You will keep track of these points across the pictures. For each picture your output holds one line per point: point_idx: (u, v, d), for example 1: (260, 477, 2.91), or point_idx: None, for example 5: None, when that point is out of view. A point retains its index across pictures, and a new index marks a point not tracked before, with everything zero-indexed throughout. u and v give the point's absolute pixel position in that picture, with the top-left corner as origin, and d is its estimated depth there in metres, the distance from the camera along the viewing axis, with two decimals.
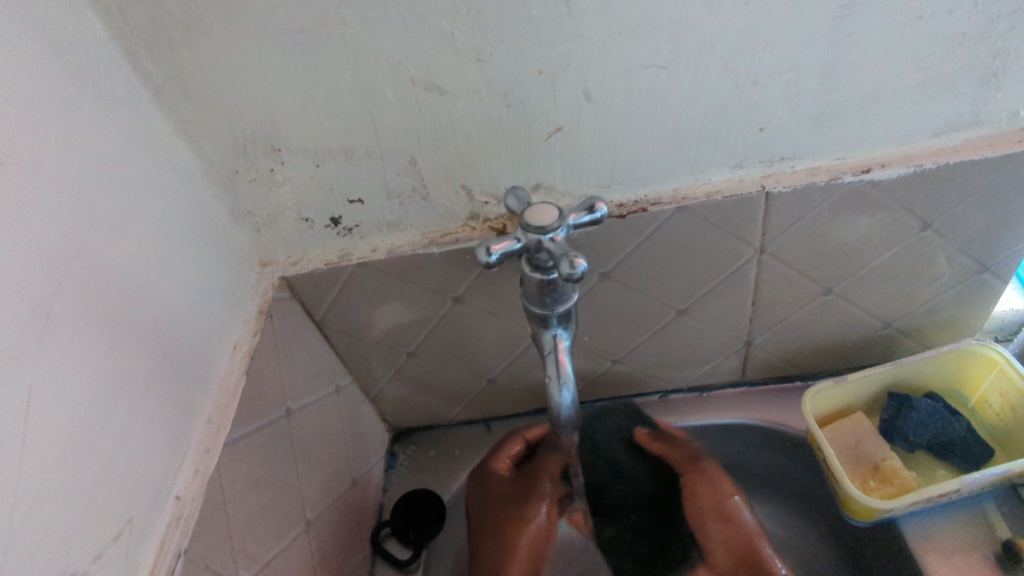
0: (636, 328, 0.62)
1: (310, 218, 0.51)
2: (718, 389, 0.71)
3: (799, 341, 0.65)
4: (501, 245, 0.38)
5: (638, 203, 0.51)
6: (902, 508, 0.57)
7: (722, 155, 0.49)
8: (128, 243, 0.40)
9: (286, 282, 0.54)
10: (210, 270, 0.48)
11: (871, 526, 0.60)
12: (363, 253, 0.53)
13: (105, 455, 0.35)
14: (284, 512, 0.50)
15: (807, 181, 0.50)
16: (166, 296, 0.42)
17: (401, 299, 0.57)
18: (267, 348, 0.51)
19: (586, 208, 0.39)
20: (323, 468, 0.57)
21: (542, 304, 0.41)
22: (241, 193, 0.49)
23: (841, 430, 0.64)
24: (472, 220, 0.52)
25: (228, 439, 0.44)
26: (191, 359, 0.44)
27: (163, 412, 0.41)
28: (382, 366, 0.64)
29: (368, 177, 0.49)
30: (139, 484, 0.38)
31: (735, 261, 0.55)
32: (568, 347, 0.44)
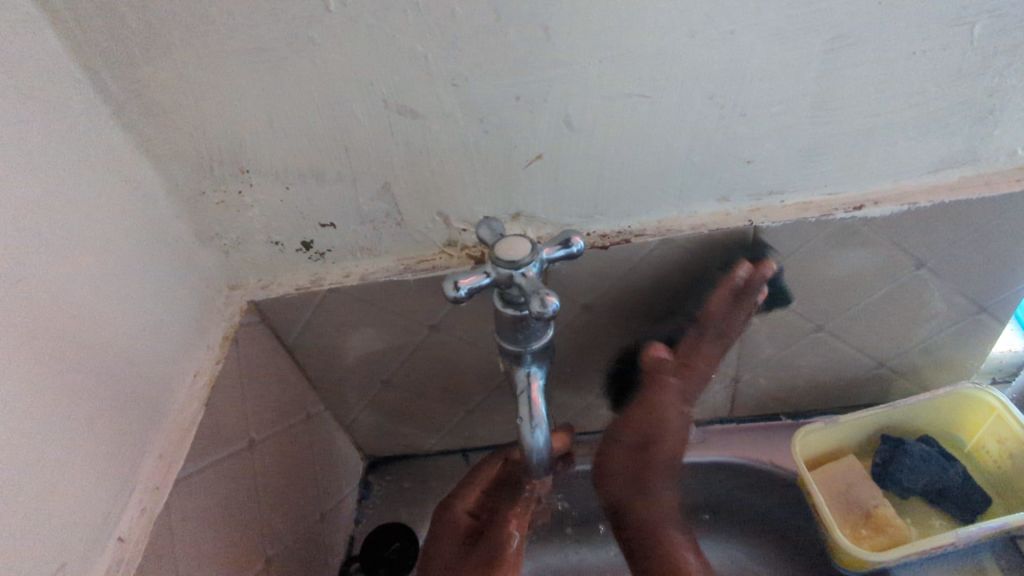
0: (620, 361, 0.60)
1: (280, 241, 0.49)
2: (704, 425, 0.68)
3: (788, 379, 0.62)
4: (470, 279, 0.35)
5: (622, 234, 0.49)
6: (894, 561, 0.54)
7: (708, 187, 0.47)
8: (79, 266, 0.37)
9: (254, 307, 0.52)
10: (172, 294, 0.45)
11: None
12: (335, 279, 0.51)
13: (42, 497, 0.33)
14: (241, 551, 0.47)
15: (797, 216, 0.48)
16: (119, 322, 0.40)
17: (375, 326, 0.55)
18: (231, 375, 0.49)
19: (561, 241, 0.36)
20: (287, 501, 0.54)
21: (515, 342, 0.39)
22: (207, 214, 0.47)
23: (831, 473, 0.62)
24: (449, 248, 0.50)
25: (181, 474, 0.42)
26: (145, 388, 0.42)
27: (108, 446, 0.38)
28: (356, 394, 0.62)
29: (340, 201, 0.47)
30: (78, 525, 0.35)
31: (721, 296, 0.53)
32: (543, 386, 0.41)
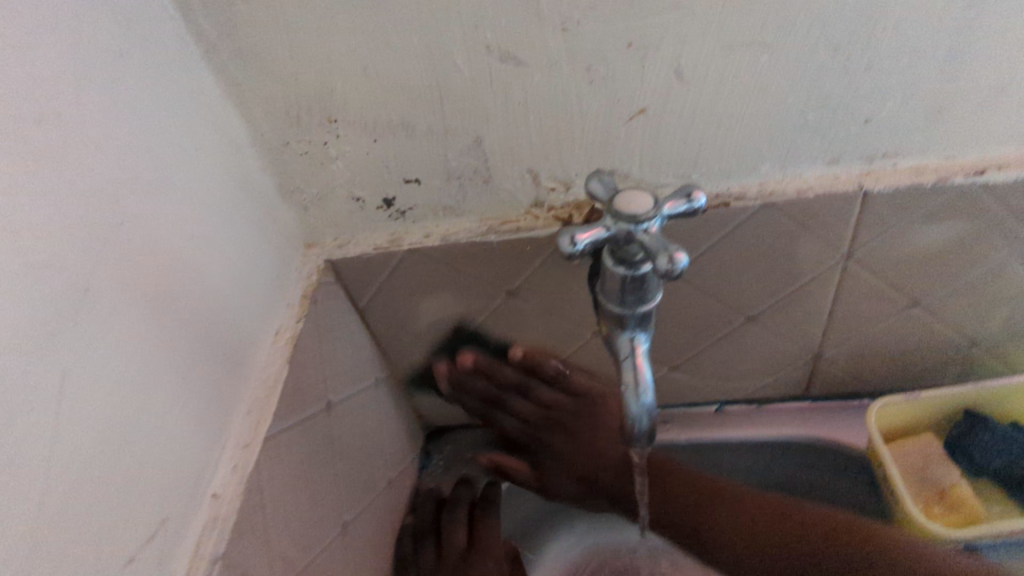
0: (698, 333, 0.58)
1: (362, 198, 0.47)
2: (776, 402, 0.66)
3: (872, 357, 0.60)
4: (589, 234, 0.34)
5: (720, 198, 0.46)
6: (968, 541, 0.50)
7: (818, 149, 0.44)
8: (176, 215, 0.36)
9: (331, 266, 0.50)
10: (256, 248, 0.44)
11: None
12: (415, 239, 0.50)
13: (143, 449, 0.32)
14: (321, 513, 0.46)
15: (911, 181, 0.45)
16: (209, 275, 0.39)
17: (451, 290, 0.53)
18: (311, 335, 0.47)
19: (683, 196, 0.34)
20: (360, 465, 0.53)
21: (623, 304, 0.37)
22: (290, 167, 0.45)
23: (904, 448, 0.57)
24: (535, 208, 0.48)
25: (269, 432, 0.41)
26: (232, 344, 0.40)
27: (202, 402, 0.37)
28: (424, 360, 0.61)
29: (427, 156, 0.45)
30: (178, 479, 0.34)
31: (817, 267, 0.51)
32: (647, 352, 0.39)
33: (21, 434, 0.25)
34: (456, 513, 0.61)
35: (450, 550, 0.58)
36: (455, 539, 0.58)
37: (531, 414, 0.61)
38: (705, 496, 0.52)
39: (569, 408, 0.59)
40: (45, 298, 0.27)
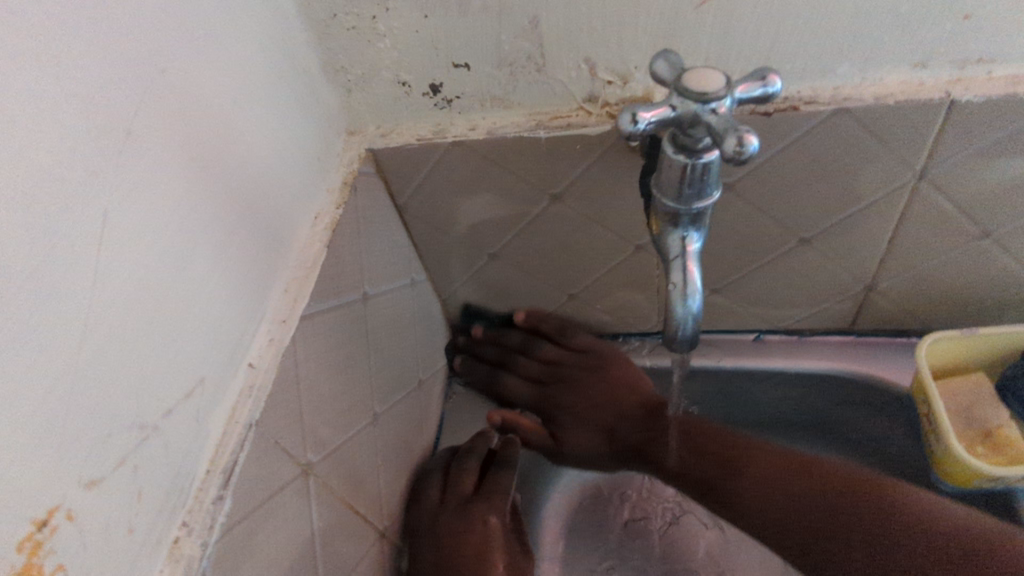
0: (746, 254, 0.55)
1: (407, 82, 0.45)
2: (819, 335, 0.64)
3: (929, 293, 0.57)
4: (654, 112, 0.31)
5: (789, 101, 0.43)
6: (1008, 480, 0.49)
7: (905, 48, 0.40)
8: (220, 74, 0.34)
9: (372, 156, 0.49)
10: (299, 127, 0.42)
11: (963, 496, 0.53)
12: (460, 131, 0.47)
13: (182, 305, 0.31)
14: (352, 400, 0.46)
15: (1006, 91, 0.41)
16: (251, 145, 0.37)
17: (493, 191, 0.52)
18: (349, 223, 0.46)
19: (758, 78, 0.31)
20: (392, 362, 0.53)
21: (678, 198, 0.35)
22: (336, 43, 0.43)
23: (952, 387, 0.55)
24: (589, 103, 0.45)
25: (305, 312, 0.40)
26: (272, 220, 0.39)
27: (241, 273, 0.36)
28: (460, 265, 0.60)
29: (479, 37, 0.42)
30: (215, 343, 0.34)
31: (884, 186, 0.48)
32: (698, 253, 0.37)
33: (59, 264, 0.24)
34: (467, 463, 0.58)
35: (452, 495, 0.55)
36: (460, 488, 0.56)
37: (533, 374, 0.65)
38: (729, 463, 0.50)
39: (573, 362, 0.64)
40: (85, 129, 0.26)
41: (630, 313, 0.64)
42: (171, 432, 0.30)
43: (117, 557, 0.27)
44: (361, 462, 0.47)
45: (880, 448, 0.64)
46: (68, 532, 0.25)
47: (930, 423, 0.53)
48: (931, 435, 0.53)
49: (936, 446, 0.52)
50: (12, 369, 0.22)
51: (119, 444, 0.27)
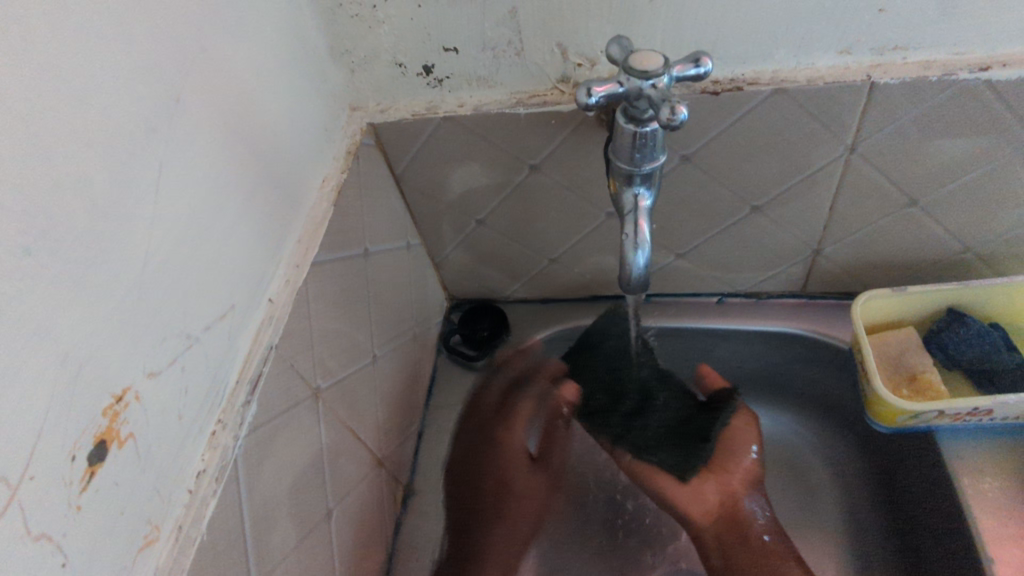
0: (705, 221, 0.62)
1: (404, 63, 0.52)
2: (774, 298, 0.71)
3: (868, 257, 0.64)
4: (604, 88, 0.38)
5: (735, 82, 0.49)
6: (928, 416, 0.56)
7: (832, 37, 0.47)
8: (245, 52, 0.41)
9: (373, 129, 0.56)
10: (311, 101, 0.49)
11: (892, 433, 0.60)
12: (450, 107, 0.54)
13: (217, 243, 0.38)
14: (355, 341, 0.54)
15: (918, 74, 0.47)
16: (272, 115, 0.44)
17: (479, 162, 0.58)
18: (352, 187, 0.53)
19: (692, 60, 0.38)
20: (388, 313, 0.60)
21: (629, 160, 0.42)
22: (342, 28, 0.50)
23: (883, 339, 0.61)
24: (562, 83, 0.51)
25: (315, 260, 0.47)
26: (288, 180, 0.46)
27: (265, 223, 0.43)
28: (452, 231, 0.67)
29: (466, 24, 0.48)
30: (242, 278, 0.41)
31: (822, 158, 0.54)
32: (649, 208, 0.44)
33: (129, 198, 0.31)
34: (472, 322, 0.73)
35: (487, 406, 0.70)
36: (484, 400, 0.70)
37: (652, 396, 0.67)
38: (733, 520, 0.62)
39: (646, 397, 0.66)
40: (145, 94, 0.32)
41: (604, 277, 0.71)
42: (210, 343, 0.37)
43: (173, 436, 0.34)
44: (362, 395, 0.54)
45: (827, 401, 0.71)
46: (136, 409, 0.32)
47: (863, 372, 0.59)
48: (864, 381, 0.59)
49: (867, 390, 0.59)
50: (97, 275, 0.29)
51: (170, 347, 0.34)
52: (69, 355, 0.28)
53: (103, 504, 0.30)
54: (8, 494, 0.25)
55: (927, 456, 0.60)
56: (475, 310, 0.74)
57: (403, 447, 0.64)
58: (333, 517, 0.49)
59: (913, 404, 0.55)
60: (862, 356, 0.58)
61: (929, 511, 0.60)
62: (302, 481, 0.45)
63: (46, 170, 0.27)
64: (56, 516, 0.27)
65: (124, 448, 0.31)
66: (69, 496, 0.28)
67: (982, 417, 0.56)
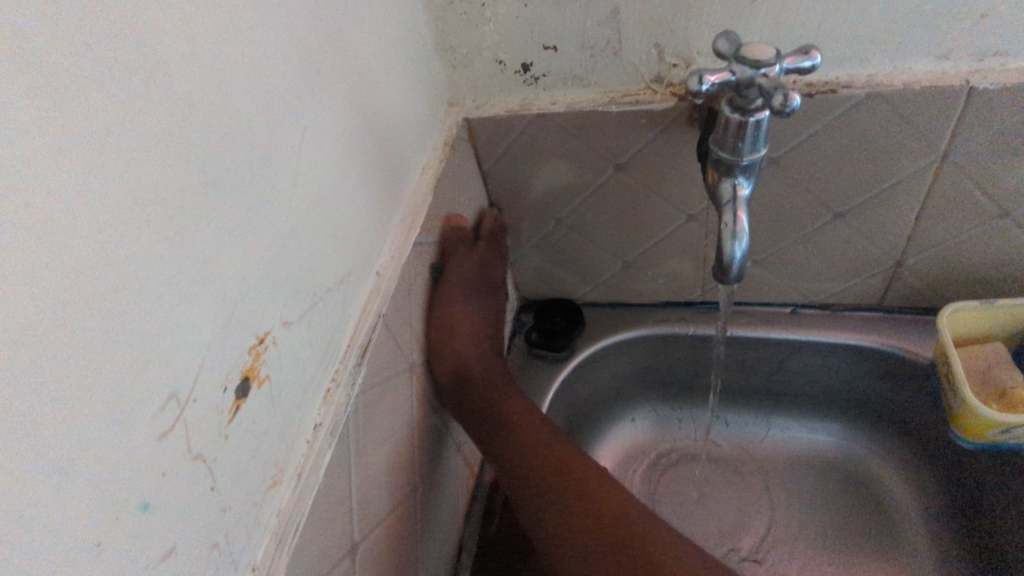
0: (786, 228, 0.63)
1: (503, 60, 0.54)
2: (850, 310, 0.70)
3: (953, 270, 0.63)
4: (717, 76, 0.39)
5: (829, 84, 0.50)
6: (1019, 431, 0.54)
7: (930, 41, 0.48)
8: (371, 41, 0.44)
9: (467, 124, 0.58)
10: (418, 92, 0.52)
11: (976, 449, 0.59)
12: (543, 104, 0.56)
13: (337, 212, 0.41)
14: (443, 325, 0.55)
15: (1018, 79, 0.47)
16: (387, 102, 0.47)
17: (565, 160, 0.60)
18: (448, 176, 0.55)
19: (804, 53, 0.39)
20: (470, 304, 0.62)
21: (732, 149, 0.43)
22: (450, 25, 0.53)
23: (970, 352, 0.60)
24: (655, 83, 0.53)
25: (416, 240, 0.49)
26: (396, 164, 0.49)
27: (374, 199, 0.46)
28: (530, 229, 0.68)
29: (567, 23, 0.51)
30: (356, 247, 0.43)
31: (911, 166, 0.55)
32: (747, 199, 0.45)
33: (281, 164, 0.35)
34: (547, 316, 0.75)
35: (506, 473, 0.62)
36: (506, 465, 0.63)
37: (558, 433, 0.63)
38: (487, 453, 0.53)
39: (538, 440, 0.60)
40: (294, 69, 0.36)
41: (677, 281, 0.71)
42: None
43: (298, 383, 0.37)
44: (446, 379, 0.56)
45: (905, 418, 0.70)
46: (272, 351, 0.35)
47: (949, 384, 0.58)
48: (949, 393, 0.58)
49: (952, 403, 0.58)
50: (251, 225, 0.33)
51: (299, 303, 0.37)
52: (227, 293, 0.31)
53: (242, 436, 0.33)
54: (177, 410, 0.28)
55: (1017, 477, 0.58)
56: (549, 306, 0.76)
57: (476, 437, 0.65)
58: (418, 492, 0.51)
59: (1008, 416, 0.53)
60: (956, 379, 0.56)
61: None
62: (397, 451, 0.47)
63: (225, 129, 0.31)
64: (210, 439, 0.30)
65: (262, 387, 0.34)
66: (219, 422, 0.31)
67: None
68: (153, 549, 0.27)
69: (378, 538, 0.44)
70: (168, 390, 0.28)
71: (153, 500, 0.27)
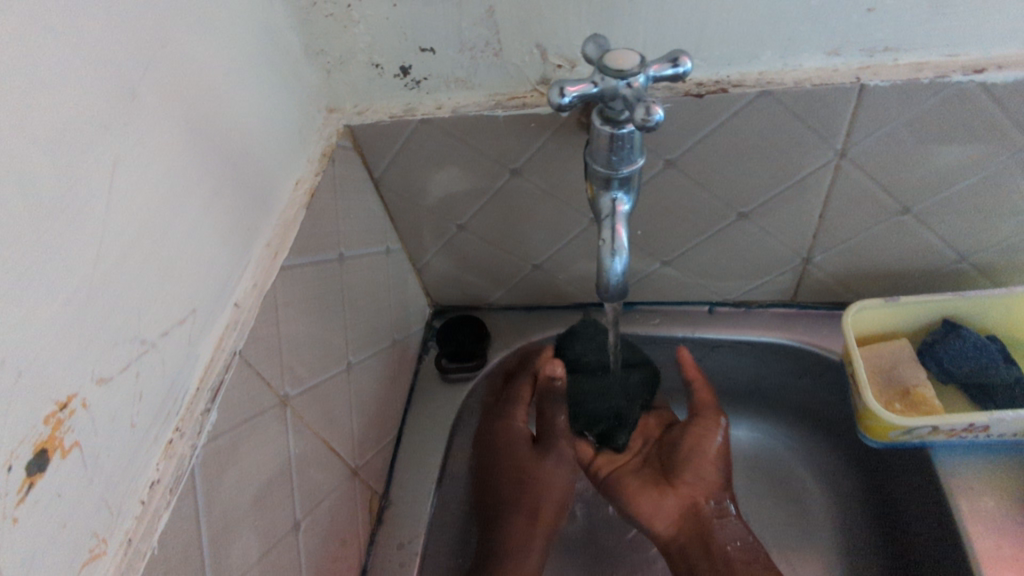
0: (692, 228, 0.61)
1: (380, 64, 0.50)
2: (764, 305, 0.69)
3: (860, 266, 0.62)
4: (578, 87, 0.36)
5: (719, 84, 0.48)
6: (919, 432, 0.54)
7: (820, 37, 0.46)
8: (213, 52, 0.40)
9: (349, 131, 0.54)
10: (284, 103, 0.48)
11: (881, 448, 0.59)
12: (428, 109, 0.52)
13: (174, 248, 0.37)
14: (329, 348, 0.52)
15: (909, 75, 0.46)
16: (241, 117, 0.43)
17: (458, 165, 0.57)
18: (327, 190, 0.52)
19: (670, 59, 0.36)
20: (364, 320, 0.59)
21: (606, 163, 0.40)
22: (318, 28, 0.48)
23: (876, 350, 0.59)
24: (541, 85, 0.50)
25: (285, 265, 0.46)
26: (258, 182, 0.45)
27: (227, 224, 0.42)
28: (432, 236, 0.65)
29: (442, 23, 0.47)
30: (204, 281, 0.39)
31: (812, 164, 0.53)
32: (627, 214, 0.43)
33: (79, 197, 0.30)
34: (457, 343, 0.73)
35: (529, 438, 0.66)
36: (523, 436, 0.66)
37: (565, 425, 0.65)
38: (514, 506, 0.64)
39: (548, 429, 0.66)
40: (100, 89, 0.31)
41: (589, 284, 0.69)
42: (166, 349, 0.36)
43: (126, 445, 0.33)
44: (335, 404, 0.53)
45: (820, 413, 0.69)
46: (83, 414, 0.30)
47: (854, 385, 0.58)
48: (854, 393, 0.58)
49: (857, 403, 0.57)
50: (40, 274, 0.28)
51: (123, 353, 0.33)
52: (6, 359, 0.26)
53: (43, 516, 0.28)
54: None
55: (921, 473, 0.58)
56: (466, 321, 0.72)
57: (381, 455, 0.63)
58: (301, 529, 0.48)
59: (908, 418, 0.53)
60: (858, 381, 0.56)
61: (928, 520, 0.57)
62: (268, 492, 0.44)
63: None
64: None
65: (67, 458, 0.29)
66: (2, 508, 0.26)
67: (979, 433, 0.54)
68: None
69: None
70: None
71: None
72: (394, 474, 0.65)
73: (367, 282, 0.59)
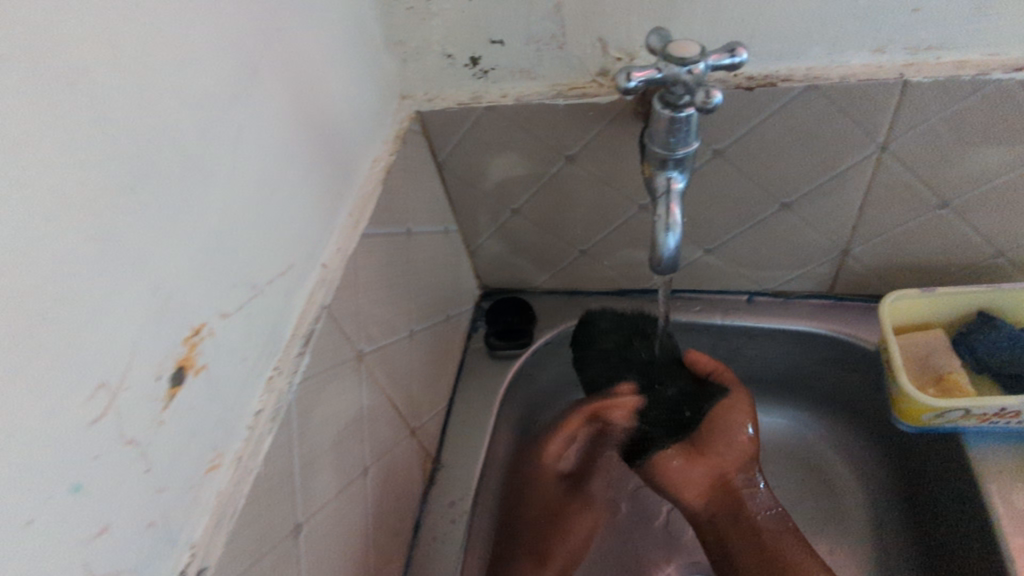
0: (736, 217, 0.64)
1: (452, 54, 0.55)
2: (802, 297, 0.72)
3: (897, 259, 0.64)
4: (644, 73, 0.40)
5: (769, 78, 0.51)
6: (952, 415, 0.56)
7: (865, 36, 0.49)
8: (314, 38, 0.44)
9: (419, 116, 0.59)
10: (367, 88, 0.53)
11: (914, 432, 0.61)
12: (493, 97, 0.57)
13: (279, 207, 0.41)
14: (396, 314, 0.57)
15: (950, 73, 0.49)
16: (334, 98, 0.48)
17: (518, 152, 0.61)
18: (399, 168, 0.56)
19: (728, 50, 0.40)
20: (424, 292, 0.63)
21: (665, 144, 0.44)
22: (399, 20, 0.53)
23: (910, 339, 0.62)
24: (600, 76, 0.54)
25: (364, 233, 0.50)
26: (344, 156, 0.50)
27: (319, 192, 0.46)
28: (487, 219, 0.69)
29: (513, 17, 0.51)
30: (300, 241, 0.44)
31: (854, 156, 0.56)
32: (680, 192, 0.47)
33: (214, 155, 0.35)
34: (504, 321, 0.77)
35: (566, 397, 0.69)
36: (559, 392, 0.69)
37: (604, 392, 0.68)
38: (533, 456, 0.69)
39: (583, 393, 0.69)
40: (232, 63, 0.36)
41: (633, 270, 0.73)
42: (269, 296, 0.40)
43: (237, 374, 0.38)
44: (399, 366, 0.58)
45: (855, 402, 0.72)
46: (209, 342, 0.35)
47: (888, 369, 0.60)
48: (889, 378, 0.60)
49: (892, 387, 0.60)
50: (184, 217, 0.33)
51: (239, 294, 0.37)
52: (159, 285, 0.31)
53: (178, 423, 0.33)
54: (108, 398, 0.28)
55: (953, 458, 0.60)
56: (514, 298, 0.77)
57: (433, 421, 0.67)
58: (369, 475, 0.52)
59: (941, 401, 0.55)
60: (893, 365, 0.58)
61: (957, 504, 0.59)
62: (344, 436, 0.48)
63: (153, 123, 0.30)
64: (144, 426, 0.31)
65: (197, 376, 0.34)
66: (151, 410, 0.31)
67: (1009, 419, 0.56)
68: (83, 532, 0.27)
69: (324, 519, 0.46)
70: (97, 378, 0.28)
71: (85, 483, 0.27)
72: (444, 440, 0.69)
73: (428, 258, 0.63)
